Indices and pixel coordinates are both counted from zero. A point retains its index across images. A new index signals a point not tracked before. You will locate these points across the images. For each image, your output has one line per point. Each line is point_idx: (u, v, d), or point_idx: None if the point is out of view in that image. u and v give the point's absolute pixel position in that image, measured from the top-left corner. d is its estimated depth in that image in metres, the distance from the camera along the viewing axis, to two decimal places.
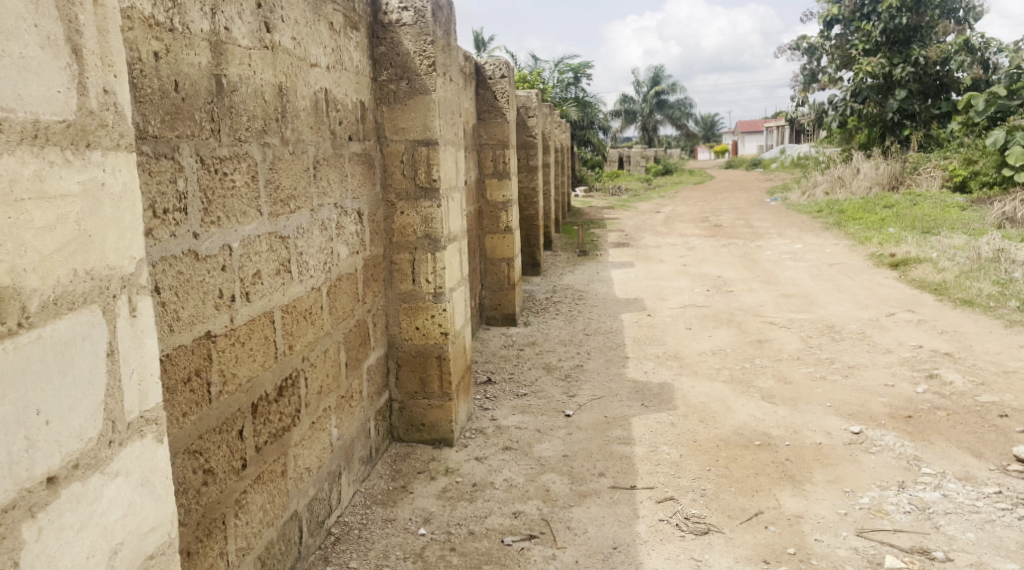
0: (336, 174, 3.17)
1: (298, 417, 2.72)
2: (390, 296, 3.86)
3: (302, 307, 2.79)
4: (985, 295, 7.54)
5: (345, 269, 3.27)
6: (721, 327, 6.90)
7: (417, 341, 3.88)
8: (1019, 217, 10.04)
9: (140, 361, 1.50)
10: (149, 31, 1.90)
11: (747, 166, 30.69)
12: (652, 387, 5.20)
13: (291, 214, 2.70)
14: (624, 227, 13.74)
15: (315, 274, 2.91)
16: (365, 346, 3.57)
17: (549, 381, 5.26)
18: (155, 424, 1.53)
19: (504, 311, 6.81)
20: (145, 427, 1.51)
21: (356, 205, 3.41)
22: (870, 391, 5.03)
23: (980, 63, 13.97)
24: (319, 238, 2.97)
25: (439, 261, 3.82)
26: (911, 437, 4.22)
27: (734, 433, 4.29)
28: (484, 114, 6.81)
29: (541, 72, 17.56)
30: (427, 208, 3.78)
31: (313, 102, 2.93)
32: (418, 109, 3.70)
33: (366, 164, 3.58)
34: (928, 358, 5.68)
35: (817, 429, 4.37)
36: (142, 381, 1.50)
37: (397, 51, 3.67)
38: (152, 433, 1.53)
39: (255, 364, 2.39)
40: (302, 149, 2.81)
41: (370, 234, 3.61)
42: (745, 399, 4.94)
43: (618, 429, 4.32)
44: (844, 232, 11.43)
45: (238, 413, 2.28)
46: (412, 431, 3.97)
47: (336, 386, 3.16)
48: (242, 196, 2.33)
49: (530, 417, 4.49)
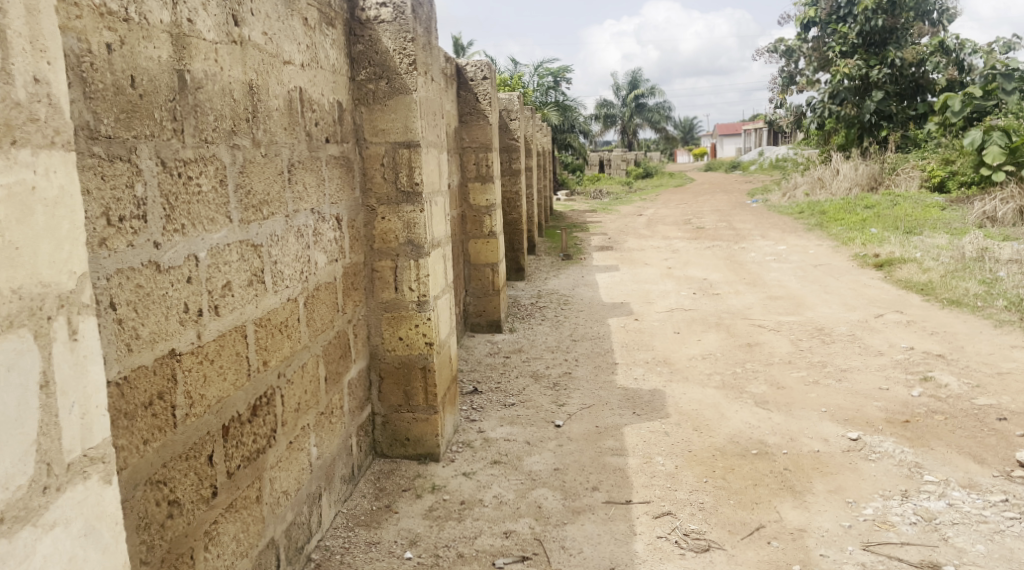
0: (313, 178, 3.00)
1: (273, 437, 2.55)
2: (371, 305, 3.69)
3: (277, 320, 2.62)
4: (972, 295, 7.47)
5: (323, 278, 3.10)
6: (710, 331, 6.78)
7: (400, 352, 3.71)
8: (1001, 216, 10.04)
9: (82, 392, 1.33)
10: (100, 21, 1.74)
11: (727, 169, 30.75)
12: (643, 394, 5.07)
13: (264, 220, 2.53)
14: (608, 230, 13.63)
15: (291, 284, 2.74)
16: (346, 359, 3.40)
17: (537, 390, 5.10)
18: (102, 464, 1.36)
19: (489, 318, 6.65)
20: (88, 468, 1.34)
21: (333, 210, 3.25)
22: (865, 395, 4.91)
23: (955, 65, 14.07)
24: (295, 245, 2.80)
25: (422, 268, 3.65)
26: (910, 442, 4.11)
27: (729, 441, 4.16)
28: (466, 117, 6.66)
29: (521, 76, 17.43)
30: (409, 212, 3.61)
31: (286, 102, 2.76)
32: (398, 109, 3.54)
33: (345, 167, 3.41)
34: (921, 359, 5.58)
35: (814, 436, 4.24)
36: (85, 415, 1.33)
37: (376, 49, 3.51)
38: (98, 474, 1.35)
39: (225, 382, 2.22)
40: (276, 151, 2.65)
41: (350, 241, 3.45)
42: (739, 405, 4.81)
43: (611, 439, 4.17)
44: (827, 233, 11.38)
45: (207, 437, 2.11)
46: (396, 446, 3.80)
47: (315, 401, 2.98)
48: (210, 202, 2.16)
49: (519, 428, 4.33)
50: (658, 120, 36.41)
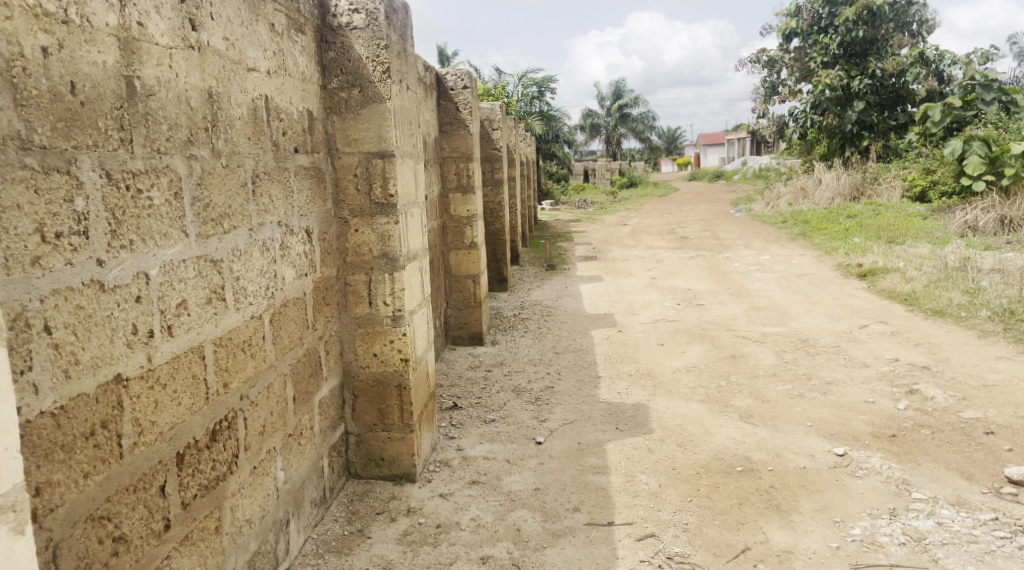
0: (280, 190, 2.88)
1: (235, 462, 2.43)
2: (345, 320, 3.57)
3: (239, 339, 2.49)
4: (955, 305, 7.44)
5: (292, 293, 2.97)
6: (694, 343, 6.68)
7: (375, 369, 3.59)
8: (982, 225, 10.07)
9: None
10: (35, 23, 1.65)
11: (710, 178, 30.83)
12: (627, 408, 4.96)
13: (225, 234, 2.41)
14: (592, 240, 13.53)
15: (255, 300, 2.61)
16: (317, 377, 3.27)
17: (518, 406, 4.97)
18: (11, 513, 1.36)
19: (471, 330, 6.53)
20: None
21: (303, 223, 3.12)
22: (851, 408, 4.83)
23: (935, 75, 14.12)
24: (261, 260, 2.68)
25: (397, 282, 3.53)
26: (897, 458, 4.02)
27: (714, 458, 4.06)
28: (446, 126, 6.57)
29: (505, 86, 17.33)
30: (383, 224, 3.49)
31: (250, 110, 2.64)
32: (371, 118, 3.43)
33: (315, 177, 3.28)
34: (906, 372, 5.51)
35: (800, 452, 4.15)
36: None
37: (348, 56, 3.39)
38: (6, 525, 1.35)
39: (180, 407, 2.10)
40: (239, 161, 2.53)
41: (321, 254, 3.32)
42: (724, 420, 4.71)
43: (593, 457, 4.06)
44: (810, 243, 11.35)
45: (160, 466, 2.00)
46: (371, 466, 3.66)
47: (283, 423, 2.86)
48: (163, 216, 2.04)
49: (499, 446, 4.21)
50: (642, 130, 36.47)
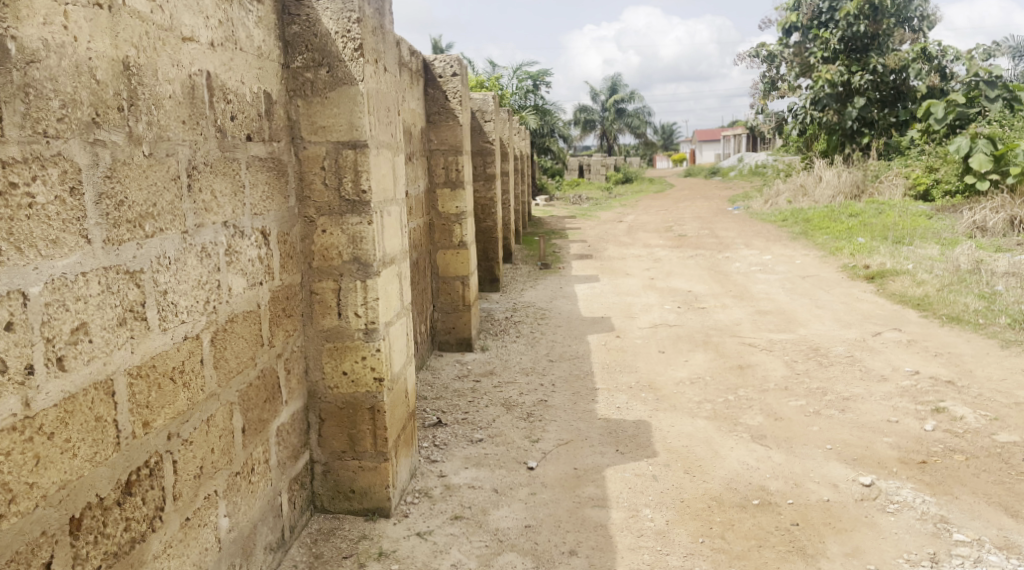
0: (227, 185, 2.44)
1: (159, 517, 2.01)
2: (310, 334, 3.12)
3: (167, 367, 2.05)
4: (972, 311, 7.02)
5: (240, 306, 2.52)
6: (697, 351, 6.26)
7: (345, 389, 3.15)
8: (991, 226, 9.67)
9: None
10: None
11: (706, 174, 30.48)
12: (627, 427, 4.52)
13: (147, 238, 1.97)
14: (587, 237, 13.07)
15: (189, 318, 2.17)
16: (274, 403, 2.83)
17: (509, 423, 4.54)
18: None
19: (459, 335, 6.10)
20: None
21: (258, 223, 2.68)
22: (873, 429, 4.40)
23: (937, 72, 13.65)
24: (198, 268, 2.24)
25: (371, 290, 3.08)
26: (930, 489, 3.61)
27: (727, 487, 3.64)
28: (434, 117, 6.09)
29: (499, 79, 16.74)
30: (354, 225, 3.05)
31: (186, 88, 2.20)
32: (341, 102, 2.98)
33: (274, 170, 2.84)
34: (929, 387, 5.07)
35: (822, 481, 3.72)
36: None
37: (314, 30, 2.94)
38: None
39: (73, 461, 1.71)
40: (170, 150, 2.09)
41: (281, 260, 2.88)
42: (734, 441, 4.28)
43: (591, 486, 3.63)
44: (813, 242, 10.94)
45: (41, 538, 1.63)
46: (339, 499, 3.23)
47: (228, 460, 2.41)
48: (50, 218, 1.65)
49: (487, 472, 3.77)
50: (637, 125, 36.02)
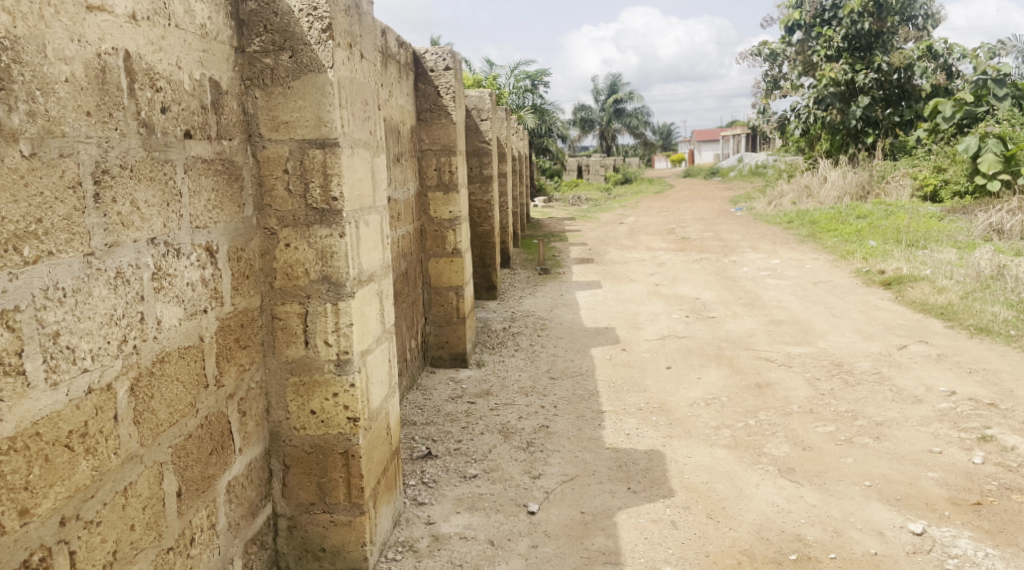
0: (156, 193, 1.96)
1: None
2: (272, 367, 2.64)
3: (61, 434, 1.61)
4: (1001, 321, 6.53)
5: (175, 341, 2.04)
6: (710, 366, 5.78)
7: (313, 431, 2.67)
8: (1008, 229, 9.16)
9: None
10: None
11: (706, 174, 30.04)
12: (639, 459, 4.04)
13: (27, 266, 1.54)
14: (588, 241, 12.58)
15: (94, 365, 1.71)
16: (223, 454, 2.34)
17: (507, 454, 4.06)
18: None
19: (453, 350, 5.64)
20: None
21: (202, 238, 2.20)
22: (915, 462, 3.92)
23: (943, 70, 13.14)
24: (110, 298, 1.76)
25: (343, 315, 2.59)
26: (991, 539, 3.14)
27: (758, 537, 3.17)
28: (424, 114, 5.59)
29: (496, 78, 16.18)
30: (323, 238, 2.57)
31: (94, 71, 1.73)
32: (306, 93, 2.50)
33: (223, 174, 2.36)
34: (971, 411, 4.59)
35: (865, 529, 3.24)
36: None
37: (274, 7, 2.47)
38: None
39: None
40: (66, 149, 1.64)
41: (233, 281, 2.40)
42: (759, 476, 3.80)
43: (601, 537, 3.16)
44: (822, 245, 10.46)
45: None
46: (307, 560, 2.75)
47: (155, 535, 1.94)
48: None
49: (481, 518, 3.29)
50: (636, 125, 35.47)
